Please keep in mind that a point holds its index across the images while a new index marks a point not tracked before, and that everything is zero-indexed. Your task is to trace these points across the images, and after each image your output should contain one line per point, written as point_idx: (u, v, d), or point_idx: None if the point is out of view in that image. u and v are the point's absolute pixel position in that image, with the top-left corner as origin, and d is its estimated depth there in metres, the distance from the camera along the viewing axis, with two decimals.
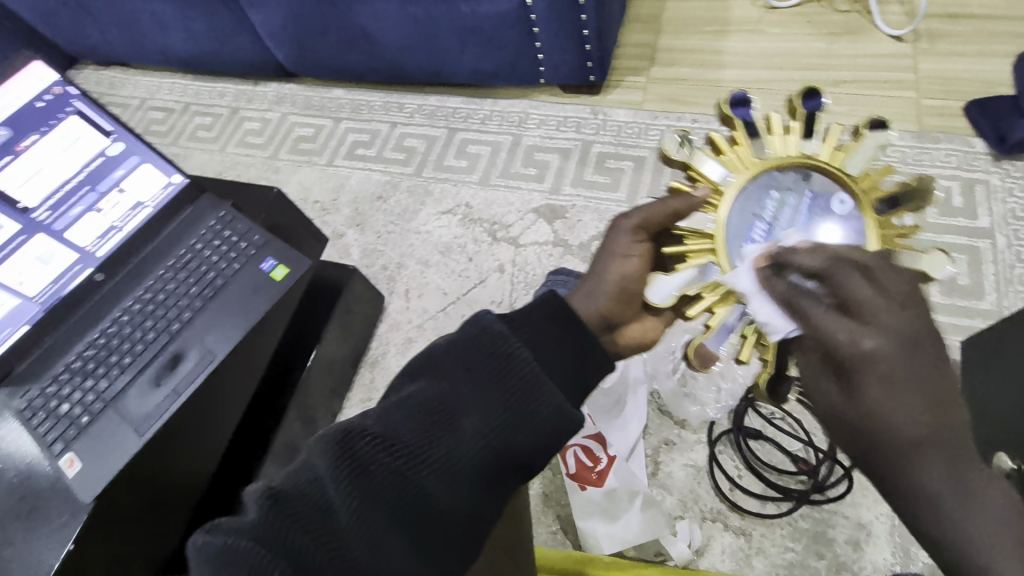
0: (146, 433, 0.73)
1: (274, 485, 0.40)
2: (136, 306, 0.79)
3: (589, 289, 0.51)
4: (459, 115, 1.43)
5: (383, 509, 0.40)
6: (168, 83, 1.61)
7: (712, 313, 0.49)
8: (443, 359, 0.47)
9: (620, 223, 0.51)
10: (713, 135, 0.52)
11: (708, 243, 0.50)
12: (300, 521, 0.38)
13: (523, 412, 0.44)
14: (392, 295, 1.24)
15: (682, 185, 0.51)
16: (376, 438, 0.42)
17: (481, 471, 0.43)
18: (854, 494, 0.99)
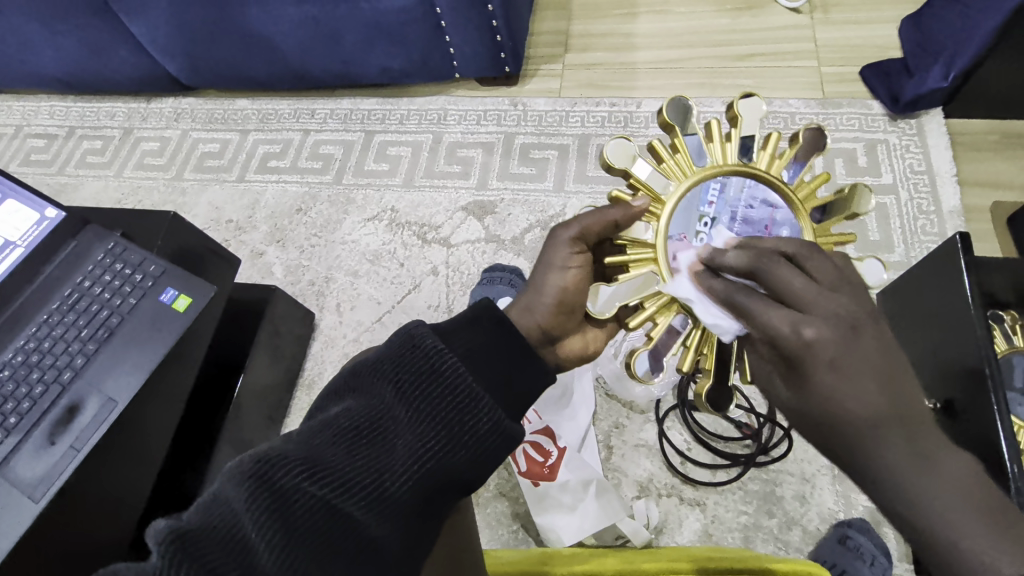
0: (41, 499, 0.65)
1: (178, 524, 0.34)
2: (19, 358, 0.71)
3: (528, 303, 0.51)
4: (375, 117, 1.37)
5: (309, 546, 0.36)
6: (48, 107, 1.46)
7: (655, 324, 0.50)
8: (374, 376, 0.43)
9: (558, 234, 0.51)
10: (657, 142, 0.51)
11: (649, 252, 0.50)
12: (209, 567, 0.33)
13: (461, 428, 0.41)
14: (323, 310, 1.19)
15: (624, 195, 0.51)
16: (300, 464, 0.37)
17: (418, 497, 0.40)
18: (796, 451, 1.03)
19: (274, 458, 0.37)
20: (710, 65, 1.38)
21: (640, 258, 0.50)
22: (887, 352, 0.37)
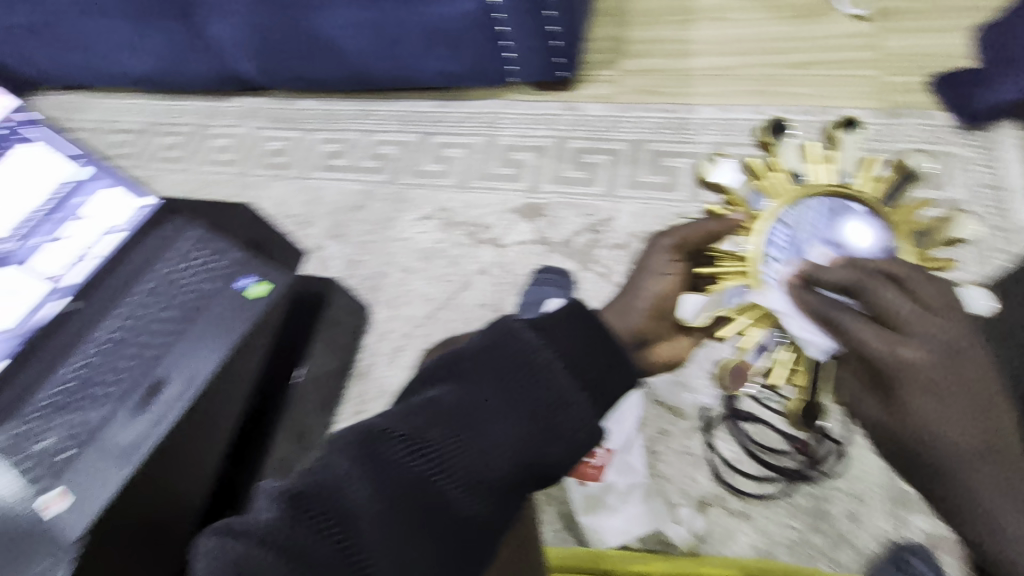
0: (133, 463, 0.71)
1: (294, 487, 0.40)
2: (111, 335, 0.76)
3: (624, 305, 0.52)
4: (431, 119, 1.41)
5: (406, 518, 0.40)
6: (129, 104, 1.56)
7: (743, 335, 0.51)
8: (470, 363, 0.45)
9: (657, 242, 0.53)
10: (752, 160, 0.53)
11: (740, 264, 0.51)
12: (320, 527, 0.38)
13: (551, 420, 0.43)
14: (376, 304, 1.22)
15: (720, 209, 0.54)
16: (399, 441, 0.41)
17: (508, 481, 0.43)
18: (848, 468, 1.00)
19: (377, 435, 0.42)
20: (767, 72, 1.36)
21: (733, 268, 0.51)
22: (986, 381, 0.41)
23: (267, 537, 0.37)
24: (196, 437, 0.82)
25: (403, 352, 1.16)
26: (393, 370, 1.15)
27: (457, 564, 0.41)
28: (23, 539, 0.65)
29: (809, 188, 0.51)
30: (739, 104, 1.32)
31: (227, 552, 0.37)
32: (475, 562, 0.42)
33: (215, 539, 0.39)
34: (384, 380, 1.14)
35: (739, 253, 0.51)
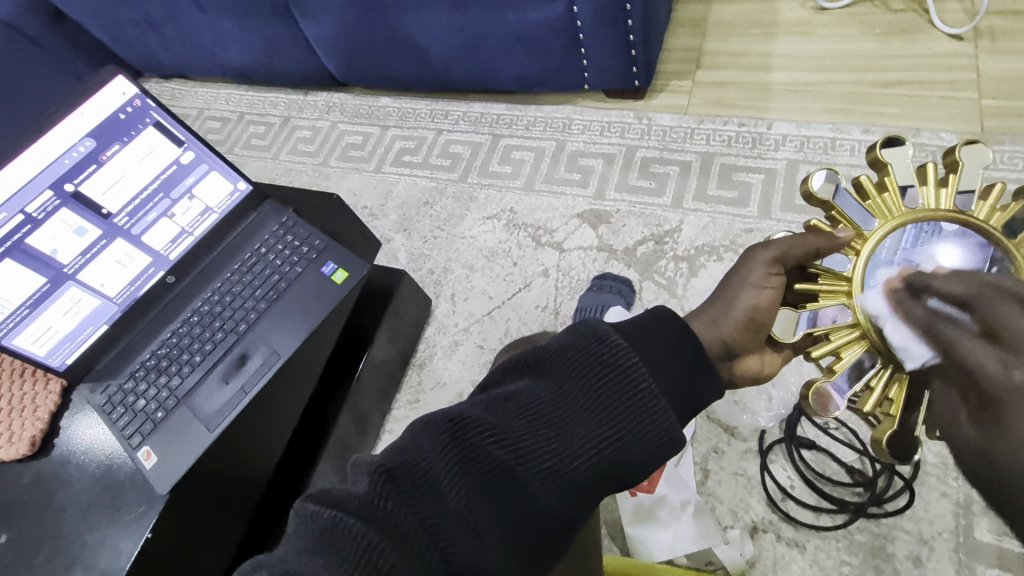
0: (216, 429, 0.79)
1: (384, 462, 0.42)
2: (204, 308, 0.84)
3: (715, 315, 0.52)
4: (503, 121, 1.44)
5: (490, 502, 0.41)
6: (224, 94, 1.69)
7: (839, 357, 0.49)
8: (555, 359, 0.46)
9: (755, 254, 0.52)
10: (864, 178, 0.51)
11: (844, 286, 0.49)
12: (409, 501, 0.40)
13: (630, 423, 0.44)
14: (439, 298, 1.26)
15: (825, 225, 0.52)
16: (486, 430, 0.42)
17: (587, 478, 0.43)
18: (915, 508, 0.92)
19: (465, 419, 0.43)
20: (852, 89, 1.31)
21: (834, 289, 0.50)
22: None
23: (361, 506, 0.40)
24: (271, 410, 0.87)
25: (461, 347, 1.19)
26: (450, 363, 1.18)
27: (531, 551, 0.42)
28: (122, 485, 0.75)
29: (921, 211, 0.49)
30: (819, 121, 1.28)
31: (321, 515, 0.40)
32: (547, 553, 0.43)
33: (310, 503, 0.42)
34: (441, 371, 1.17)
35: (843, 274, 0.50)
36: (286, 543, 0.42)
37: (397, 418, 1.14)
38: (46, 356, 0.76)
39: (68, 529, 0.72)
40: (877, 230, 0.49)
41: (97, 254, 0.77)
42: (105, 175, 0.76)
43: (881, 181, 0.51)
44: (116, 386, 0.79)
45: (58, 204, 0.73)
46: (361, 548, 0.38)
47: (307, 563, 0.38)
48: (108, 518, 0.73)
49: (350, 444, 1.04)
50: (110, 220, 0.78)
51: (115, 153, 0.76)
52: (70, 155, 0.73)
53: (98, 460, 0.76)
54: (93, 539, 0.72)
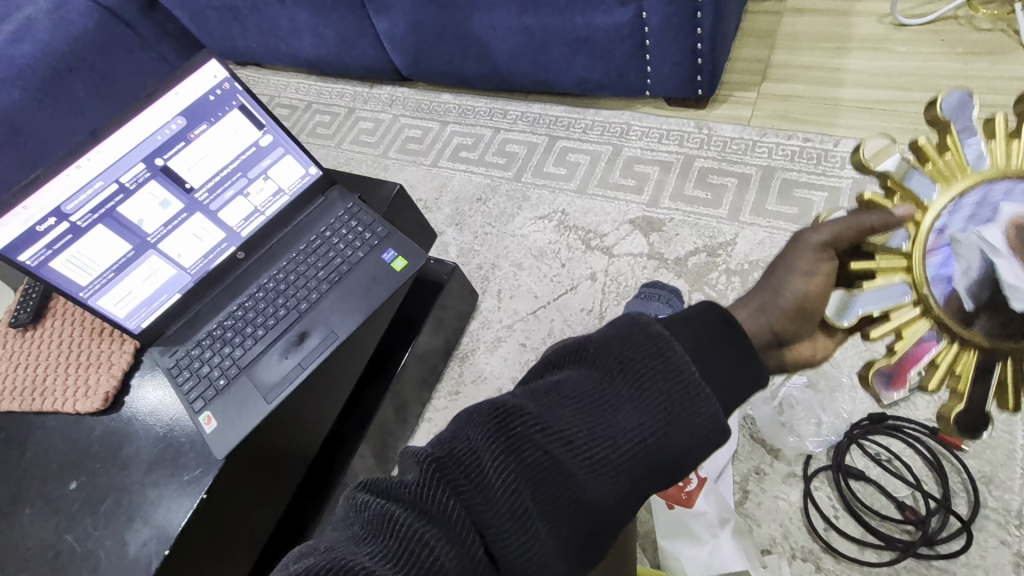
0: (273, 401, 0.83)
1: (431, 451, 0.42)
2: (270, 284, 0.89)
3: (759, 303, 0.46)
4: (561, 124, 1.45)
5: (532, 489, 0.40)
6: (295, 83, 1.79)
7: (900, 336, 0.45)
8: (597, 348, 0.45)
9: (802, 237, 0.45)
10: (923, 140, 0.44)
11: (902, 262, 0.45)
12: (456, 489, 0.40)
13: (673, 410, 0.42)
14: (485, 294, 1.28)
15: (880, 197, 0.44)
16: (528, 417, 0.42)
17: (633, 469, 0.42)
18: (971, 554, 0.85)
19: (509, 408, 0.42)
20: None
21: (892, 267, 0.44)
22: None
23: (407, 494, 0.40)
24: (322, 390, 0.90)
25: (504, 343, 1.20)
26: (492, 359, 1.19)
27: (576, 542, 0.41)
28: (183, 447, 0.79)
29: (988, 171, 0.43)
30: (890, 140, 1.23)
31: (369, 506, 0.41)
32: (591, 545, 0.42)
33: (360, 493, 0.43)
34: (482, 366, 1.18)
35: (900, 250, 0.45)
36: (332, 534, 0.42)
37: (436, 408, 1.16)
38: (125, 318, 0.82)
39: (133, 481, 0.77)
40: (938, 200, 0.44)
41: (177, 227, 0.82)
42: (191, 152, 0.80)
43: (941, 140, 0.44)
44: (183, 351, 0.85)
45: (148, 176, 0.78)
46: (406, 540, 0.38)
47: (353, 551, 0.38)
48: (167, 477, 0.77)
49: (388, 429, 1.06)
50: (192, 195, 0.82)
51: (202, 132, 0.80)
52: (163, 131, 0.78)
53: (163, 422, 0.80)
54: (153, 495, 0.76)
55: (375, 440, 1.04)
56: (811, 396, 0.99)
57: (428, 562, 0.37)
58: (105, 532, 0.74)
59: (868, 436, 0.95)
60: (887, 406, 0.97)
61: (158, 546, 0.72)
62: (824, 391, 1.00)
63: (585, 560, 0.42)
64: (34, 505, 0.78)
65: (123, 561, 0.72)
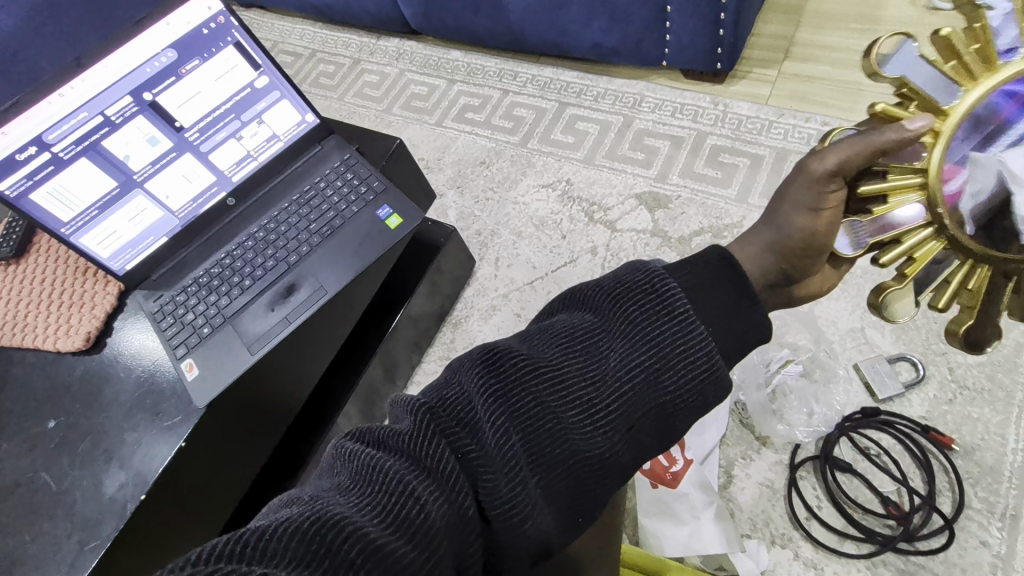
0: (257, 353, 0.81)
1: (423, 398, 0.40)
2: (260, 234, 0.87)
3: (765, 241, 0.47)
4: (572, 90, 1.40)
5: (523, 434, 0.39)
6: (299, 30, 1.76)
7: (912, 260, 0.41)
8: (597, 296, 0.45)
9: (806, 167, 0.42)
10: (947, 30, 0.36)
11: (917, 179, 0.39)
12: (450, 436, 0.38)
13: (670, 359, 0.42)
14: (482, 260, 1.25)
15: (894, 109, 0.38)
16: (524, 361, 0.41)
17: (627, 414, 0.41)
18: (950, 552, 0.84)
19: (501, 350, 0.41)
20: None
21: (904, 184, 0.39)
22: None
23: (401, 444, 0.38)
24: (309, 347, 0.89)
25: (499, 312, 1.18)
26: (485, 327, 1.17)
27: (567, 493, 0.40)
28: (163, 393, 0.77)
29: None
30: None
31: (358, 455, 0.38)
32: (584, 498, 0.41)
33: (347, 442, 0.40)
34: (475, 334, 1.16)
35: (915, 165, 0.39)
36: (314, 483, 0.39)
37: (426, 372, 1.15)
38: (108, 258, 0.80)
39: (110, 424, 0.76)
40: (963, 102, 0.37)
41: (166, 166, 0.79)
42: (182, 89, 0.77)
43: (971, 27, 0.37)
44: (169, 297, 0.83)
45: (135, 111, 0.75)
46: (396, 493, 0.35)
47: (337, 501, 0.35)
48: (146, 423, 0.75)
49: (376, 390, 1.05)
50: (182, 134, 0.79)
51: (194, 68, 0.76)
52: (152, 64, 0.74)
53: (142, 365, 0.79)
54: (131, 440, 0.75)
55: (363, 399, 1.03)
56: (805, 385, 0.98)
57: (418, 518, 0.35)
58: (82, 473, 0.73)
59: (859, 430, 0.94)
60: (881, 401, 0.96)
61: (135, 490, 0.72)
62: (819, 381, 0.98)
63: (578, 515, 0.41)
64: (11, 440, 0.77)
65: (100, 503, 0.71)
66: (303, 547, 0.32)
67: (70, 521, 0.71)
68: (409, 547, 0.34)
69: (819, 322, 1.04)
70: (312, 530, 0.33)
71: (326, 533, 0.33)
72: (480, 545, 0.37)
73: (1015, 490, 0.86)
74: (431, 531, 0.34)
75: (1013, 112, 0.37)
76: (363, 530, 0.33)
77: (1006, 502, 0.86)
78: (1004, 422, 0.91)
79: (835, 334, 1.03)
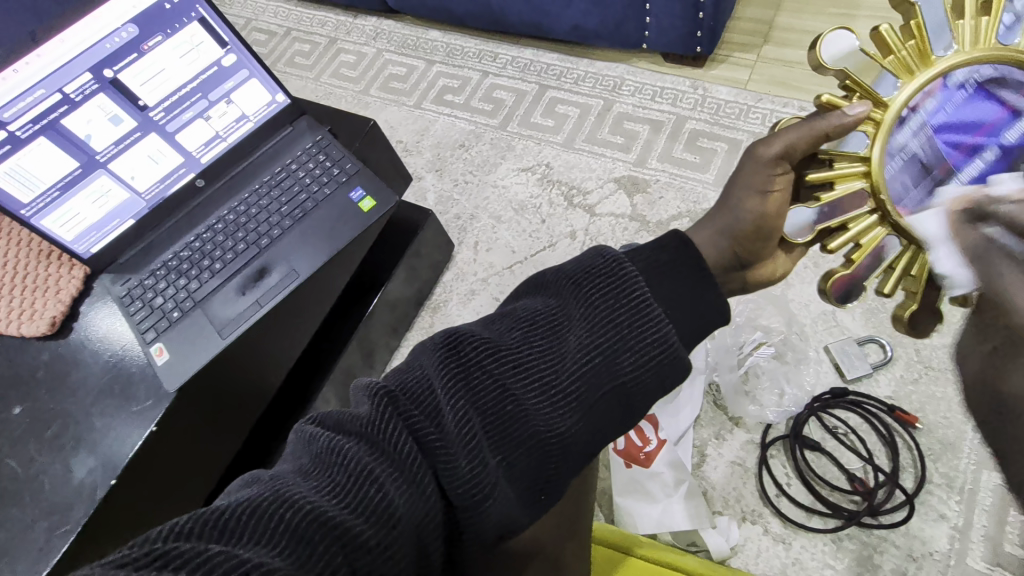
0: (228, 337, 0.81)
1: (384, 383, 0.40)
2: (230, 217, 0.87)
3: (718, 225, 0.48)
4: (553, 73, 1.39)
5: (484, 419, 0.39)
6: (274, 8, 1.74)
7: (858, 246, 0.44)
8: (560, 282, 0.45)
9: (755, 153, 0.45)
10: (885, 28, 0.41)
11: (861, 166, 0.43)
12: (409, 422, 0.38)
13: (632, 344, 0.42)
14: (461, 245, 1.24)
15: (837, 98, 0.42)
16: (487, 346, 0.41)
17: (588, 397, 0.42)
18: (911, 525, 0.87)
19: (463, 335, 0.41)
20: None
21: (851, 171, 0.43)
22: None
23: (358, 427, 0.37)
24: (284, 331, 0.88)
25: (477, 296, 1.17)
26: (463, 312, 1.17)
27: (529, 477, 0.40)
28: (132, 378, 0.76)
29: (954, 57, 0.41)
30: None
31: (318, 439, 0.38)
32: (546, 482, 0.41)
33: (309, 425, 0.40)
34: (453, 318, 1.16)
35: (859, 153, 0.43)
36: (276, 465, 0.39)
37: (404, 356, 1.15)
38: (72, 242, 0.78)
39: (78, 409, 0.74)
40: (899, 95, 0.42)
41: (130, 146, 0.78)
42: (145, 66, 0.75)
43: (907, 24, 0.42)
44: (136, 281, 0.82)
45: (95, 88, 0.73)
46: (356, 476, 0.35)
47: (298, 483, 0.35)
48: (116, 407, 0.75)
49: (353, 374, 1.04)
50: (146, 113, 0.77)
51: (156, 44, 0.75)
52: (112, 40, 0.72)
53: (111, 350, 0.78)
54: (101, 424, 0.74)
55: (339, 382, 1.03)
56: (776, 366, 1.00)
57: (378, 501, 0.35)
58: (49, 458, 0.72)
59: (828, 410, 0.96)
60: (849, 381, 0.98)
61: (105, 474, 0.71)
62: (790, 363, 1.00)
63: (539, 497, 0.41)
64: None
65: (69, 488, 0.71)
66: (264, 526, 0.32)
67: (38, 507, 0.70)
68: (370, 529, 0.34)
69: (792, 305, 1.06)
70: (273, 509, 0.33)
71: (285, 512, 0.33)
72: (441, 529, 0.38)
73: (973, 466, 0.89)
74: (391, 515, 0.35)
75: (960, 157, 0.42)
76: (323, 511, 0.33)
77: (965, 477, 0.89)
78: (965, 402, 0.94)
79: (807, 318, 1.05)
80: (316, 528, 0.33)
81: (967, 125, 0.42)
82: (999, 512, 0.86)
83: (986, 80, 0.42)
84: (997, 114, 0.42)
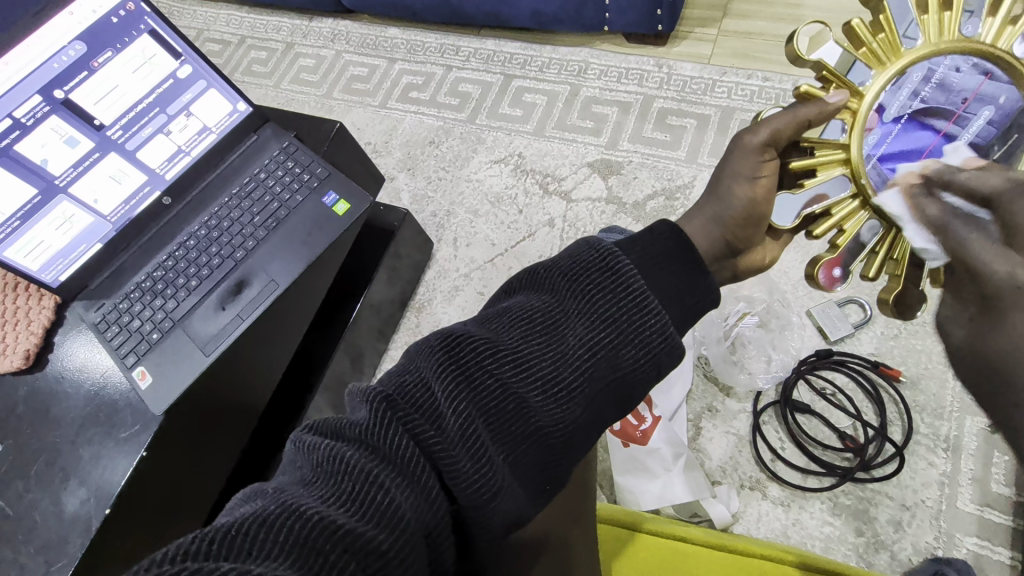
0: (212, 353, 0.79)
1: (380, 387, 0.39)
2: (201, 232, 0.85)
3: (710, 213, 0.48)
4: (517, 62, 1.38)
5: (486, 418, 0.39)
6: (225, 16, 1.70)
7: (842, 231, 0.45)
8: (551, 274, 0.45)
9: (742, 141, 0.45)
10: (857, 21, 0.40)
11: (841, 153, 0.43)
12: (409, 425, 0.37)
13: (627, 331, 0.42)
14: (441, 242, 1.23)
15: (816, 89, 0.42)
16: (484, 345, 0.40)
17: (589, 387, 0.42)
18: (901, 476, 0.90)
19: (458, 336, 0.40)
20: None
21: (830, 159, 0.43)
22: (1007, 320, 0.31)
23: (357, 433, 0.37)
24: (272, 343, 0.87)
25: (462, 292, 1.17)
26: (449, 308, 1.16)
27: (533, 470, 0.40)
28: (117, 405, 0.75)
29: (923, 49, 0.41)
30: None
31: (316, 447, 0.37)
32: (549, 474, 0.41)
33: (305, 434, 0.39)
34: (439, 316, 1.15)
35: (838, 141, 0.43)
36: (274, 477, 0.38)
37: (393, 358, 1.14)
38: (39, 271, 0.76)
39: (63, 442, 0.73)
40: (873, 86, 0.41)
41: (90, 168, 0.76)
42: (97, 84, 0.73)
43: (873, 19, 0.41)
44: (111, 305, 0.80)
45: (47, 110, 0.71)
46: (361, 482, 0.35)
47: (300, 494, 0.34)
48: (103, 435, 0.73)
49: (344, 381, 1.03)
50: (103, 133, 0.75)
51: (106, 60, 0.73)
52: (60, 59, 0.70)
53: (93, 379, 0.76)
54: (89, 454, 0.72)
55: (330, 389, 1.02)
56: (761, 334, 1.00)
57: (385, 505, 0.34)
58: (39, 494, 0.70)
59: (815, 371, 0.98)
60: (833, 342, 1.01)
61: (98, 504, 0.69)
62: (774, 330, 1.01)
63: (543, 486, 0.41)
64: None
65: (62, 521, 0.69)
66: (273, 539, 0.32)
67: (31, 544, 0.68)
68: (381, 533, 0.34)
69: (772, 274, 1.07)
70: (280, 522, 0.32)
71: (292, 523, 0.32)
72: (450, 528, 0.38)
73: (956, 412, 0.92)
74: (399, 518, 0.34)
75: None
76: (330, 518, 0.33)
77: (949, 424, 0.92)
78: (945, 351, 0.96)
79: (788, 284, 1.06)
80: (325, 537, 0.32)
81: (908, 154, 0.43)
82: (984, 454, 0.89)
83: (920, 111, 0.43)
84: (934, 140, 0.43)
